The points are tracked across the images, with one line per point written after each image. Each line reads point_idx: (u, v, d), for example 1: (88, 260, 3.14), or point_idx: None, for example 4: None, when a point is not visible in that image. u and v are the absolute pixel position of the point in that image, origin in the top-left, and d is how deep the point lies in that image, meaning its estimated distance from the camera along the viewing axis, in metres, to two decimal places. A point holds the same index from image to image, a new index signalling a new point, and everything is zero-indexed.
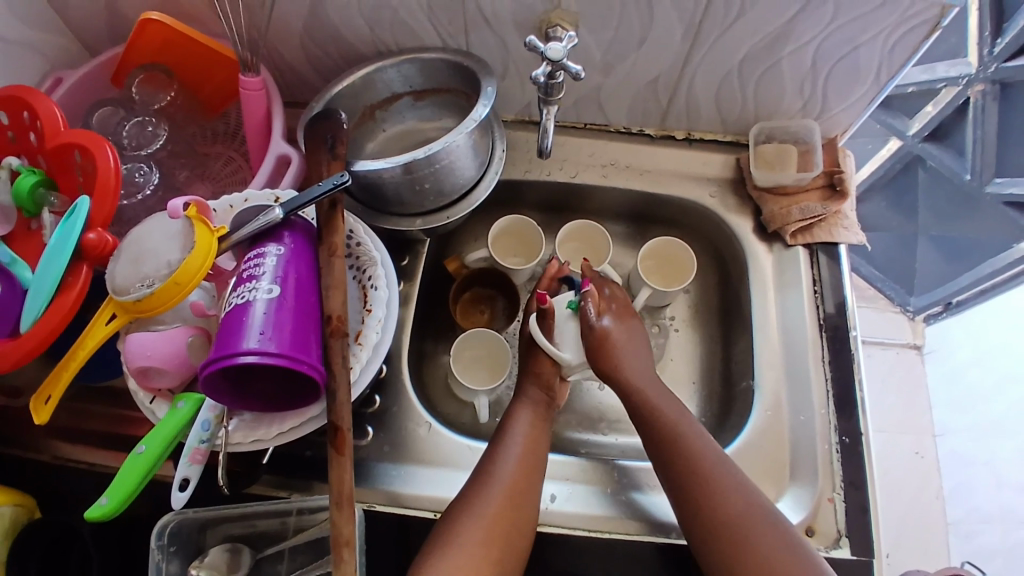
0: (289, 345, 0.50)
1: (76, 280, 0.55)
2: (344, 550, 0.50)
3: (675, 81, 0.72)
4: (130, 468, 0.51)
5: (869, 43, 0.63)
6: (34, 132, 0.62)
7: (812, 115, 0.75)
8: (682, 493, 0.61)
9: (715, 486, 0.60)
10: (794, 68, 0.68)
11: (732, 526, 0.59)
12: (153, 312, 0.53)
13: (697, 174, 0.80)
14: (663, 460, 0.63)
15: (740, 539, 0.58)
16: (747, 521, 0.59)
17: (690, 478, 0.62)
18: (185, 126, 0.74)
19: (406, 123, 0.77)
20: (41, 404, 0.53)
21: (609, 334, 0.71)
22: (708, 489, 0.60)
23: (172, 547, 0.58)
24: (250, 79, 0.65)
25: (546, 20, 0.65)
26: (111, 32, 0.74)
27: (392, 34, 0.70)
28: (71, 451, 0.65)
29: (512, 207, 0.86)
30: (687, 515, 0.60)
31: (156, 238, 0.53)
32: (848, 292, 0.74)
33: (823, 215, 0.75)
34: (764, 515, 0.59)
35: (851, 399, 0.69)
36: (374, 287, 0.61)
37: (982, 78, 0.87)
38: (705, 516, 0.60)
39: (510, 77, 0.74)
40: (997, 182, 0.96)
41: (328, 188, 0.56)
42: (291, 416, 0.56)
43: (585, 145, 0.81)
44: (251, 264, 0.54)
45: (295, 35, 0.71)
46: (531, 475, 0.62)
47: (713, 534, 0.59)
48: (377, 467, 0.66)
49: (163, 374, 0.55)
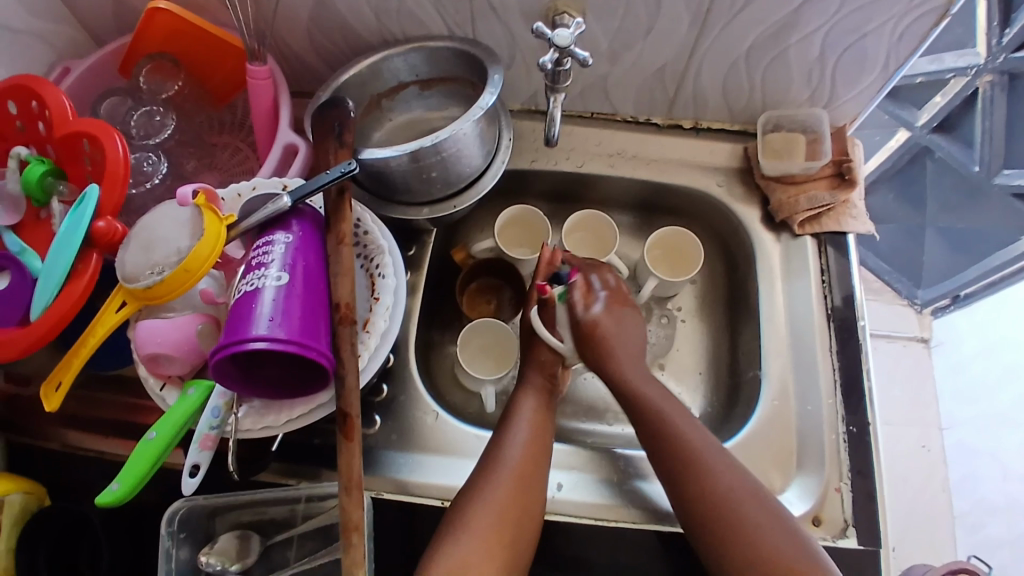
0: (298, 332, 0.51)
1: (87, 267, 0.56)
2: (353, 534, 0.50)
3: (682, 70, 0.72)
4: (141, 453, 0.52)
5: (877, 32, 0.63)
6: (43, 122, 0.62)
7: (819, 104, 0.75)
8: (682, 492, 0.60)
9: (729, 485, 0.59)
10: (801, 56, 0.68)
11: (731, 521, 0.57)
12: (164, 299, 0.53)
13: (704, 163, 0.80)
14: (664, 449, 0.62)
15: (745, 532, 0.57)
16: (757, 524, 0.57)
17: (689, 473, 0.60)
18: (193, 116, 0.75)
19: (412, 113, 0.77)
20: (52, 391, 0.54)
21: (599, 325, 0.71)
22: (701, 485, 0.59)
23: (182, 533, 0.59)
24: (257, 68, 0.65)
25: (552, 8, 0.65)
26: (118, 21, 0.74)
27: (398, 23, 0.70)
28: (81, 439, 0.66)
29: (518, 197, 0.86)
30: (686, 509, 0.60)
31: (166, 225, 0.54)
32: (855, 284, 0.74)
33: (831, 205, 0.74)
34: (771, 510, 0.58)
35: (858, 389, 0.69)
36: (382, 275, 0.61)
37: (991, 68, 0.86)
38: (705, 508, 0.58)
39: (517, 66, 0.74)
40: (1004, 174, 0.95)
41: (336, 176, 0.56)
42: (300, 402, 0.56)
43: (591, 134, 0.81)
44: (260, 252, 0.55)
45: (301, 24, 0.71)
46: (539, 464, 0.62)
47: (712, 527, 0.58)
48: (385, 455, 0.66)
49: (173, 361, 0.56)
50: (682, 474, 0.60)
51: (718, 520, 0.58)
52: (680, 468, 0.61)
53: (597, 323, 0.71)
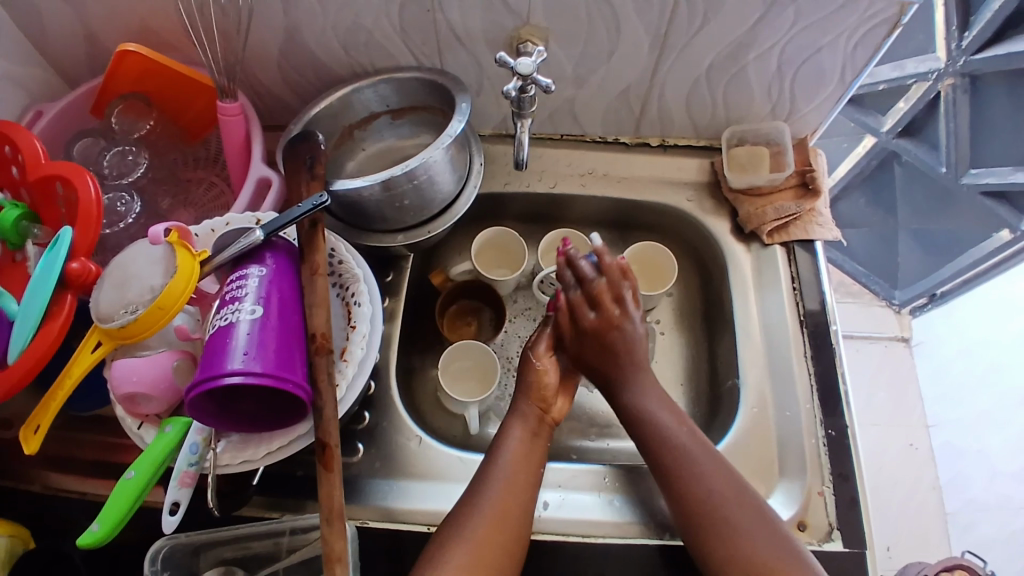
0: (273, 364, 0.51)
1: (62, 308, 0.56)
2: (336, 565, 0.50)
3: (646, 90, 0.74)
4: (120, 494, 0.52)
5: (831, 45, 0.65)
6: (16, 166, 0.63)
7: (781, 117, 0.77)
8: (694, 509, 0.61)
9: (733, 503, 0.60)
10: (760, 72, 0.70)
11: (735, 532, 0.59)
12: (138, 337, 0.53)
13: (673, 179, 0.82)
14: (670, 473, 0.63)
15: (750, 547, 0.58)
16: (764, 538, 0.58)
17: (697, 496, 0.61)
18: (166, 154, 0.76)
19: (385, 141, 0.78)
20: (30, 434, 0.54)
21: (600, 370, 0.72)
22: (708, 504, 0.60)
23: (166, 571, 0.59)
24: (227, 105, 0.66)
25: (516, 36, 0.67)
26: (91, 62, 0.75)
27: (367, 56, 0.72)
28: (62, 481, 0.65)
29: (493, 220, 0.87)
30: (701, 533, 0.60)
31: (139, 263, 0.54)
32: (826, 288, 0.76)
33: (798, 214, 0.76)
34: (776, 533, 0.59)
35: (835, 393, 0.70)
36: (358, 303, 0.62)
37: (952, 72, 0.88)
38: (727, 531, 0.59)
39: (486, 93, 0.76)
40: (972, 173, 0.98)
41: (307, 208, 0.56)
42: (278, 436, 0.56)
43: (561, 155, 0.83)
44: (233, 286, 0.55)
45: (271, 59, 0.72)
46: (522, 493, 0.62)
47: (716, 541, 0.59)
48: (370, 483, 0.66)
49: (150, 399, 0.56)
50: (688, 488, 0.61)
51: (723, 531, 0.59)
52: (680, 484, 0.62)
53: (580, 351, 0.72)
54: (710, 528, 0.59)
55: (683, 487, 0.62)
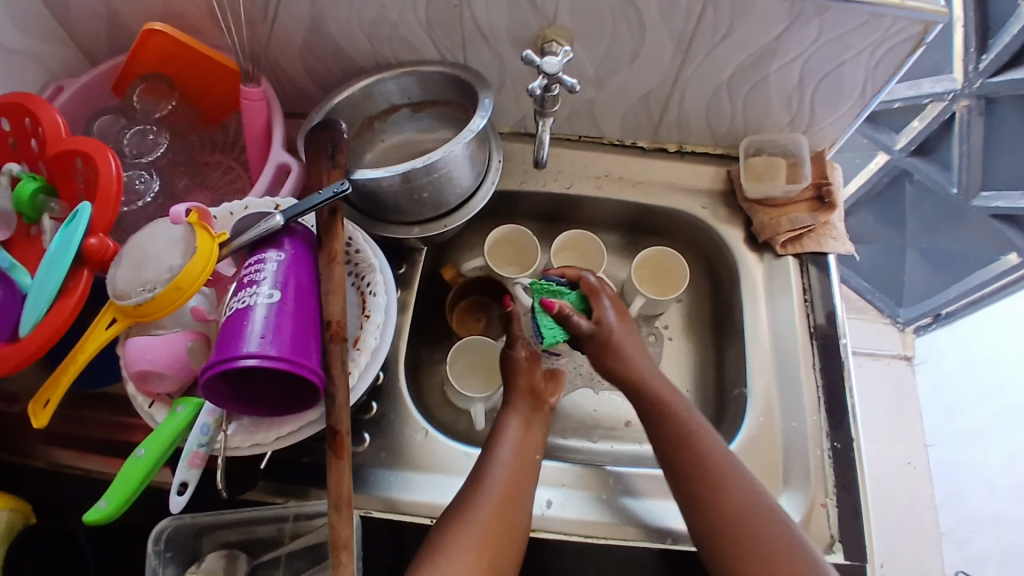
0: (288, 349, 0.51)
1: (77, 284, 0.56)
2: (342, 552, 0.50)
3: (666, 96, 0.74)
4: (130, 471, 0.52)
5: (853, 60, 0.65)
6: (35, 139, 0.63)
7: (799, 129, 0.77)
8: (703, 502, 0.61)
9: (755, 510, 0.59)
10: (781, 83, 0.70)
11: (750, 532, 0.58)
12: (156, 315, 0.53)
13: (689, 186, 0.82)
14: (680, 468, 0.63)
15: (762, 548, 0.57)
16: (778, 539, 0.58)
17: (717, 496, 0.60)
18: (186, 136, 0.75)
19: (403, 134, 0.78)
20: (40, 408, 0.54)
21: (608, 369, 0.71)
22: (722, 500, 0.60)
23: (169, 552, 0.59)
24: (250, 89, 0.66)
25: (541, 36, 0.67)
26: (113, 41, 0.75)
27: (390, 48, 0.72)
28: (67, 458, 0.65)
29: (507, 217, 0.87)
30: (710, 530, 0.59)
31: (158, 243, 0.54)
32: (837, 300, 0.76)
33: (813, 226, 0.76)
34: (791, 536, 0.58)
35: (842, 405, 0.71)
36: (373, 293, 0.62)
37: (968, 93, 0.89)
38: (744, 525, 0.59)
39: (506, 92, 0.76)
40: (982, 196, 0.98)
41: (328, 196, 0.56)
42: (289, 421, 0.56)
43: (578, 157, 0.83)
44: (251, 269, 0.55)
45: (295, 47, 0.73)
46: (523, 485, 0.61)
47: (729, 543, 0.58)
48: (375, 472, 0.66)
49: (162, 379, 0.56)
50: (706, 482, 0.61)
51: (742, 534, 0.58)
52: (699, 477, 0.62)
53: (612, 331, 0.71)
54: (720, 524, 0.59)
55: (699, 487, 0.61)
